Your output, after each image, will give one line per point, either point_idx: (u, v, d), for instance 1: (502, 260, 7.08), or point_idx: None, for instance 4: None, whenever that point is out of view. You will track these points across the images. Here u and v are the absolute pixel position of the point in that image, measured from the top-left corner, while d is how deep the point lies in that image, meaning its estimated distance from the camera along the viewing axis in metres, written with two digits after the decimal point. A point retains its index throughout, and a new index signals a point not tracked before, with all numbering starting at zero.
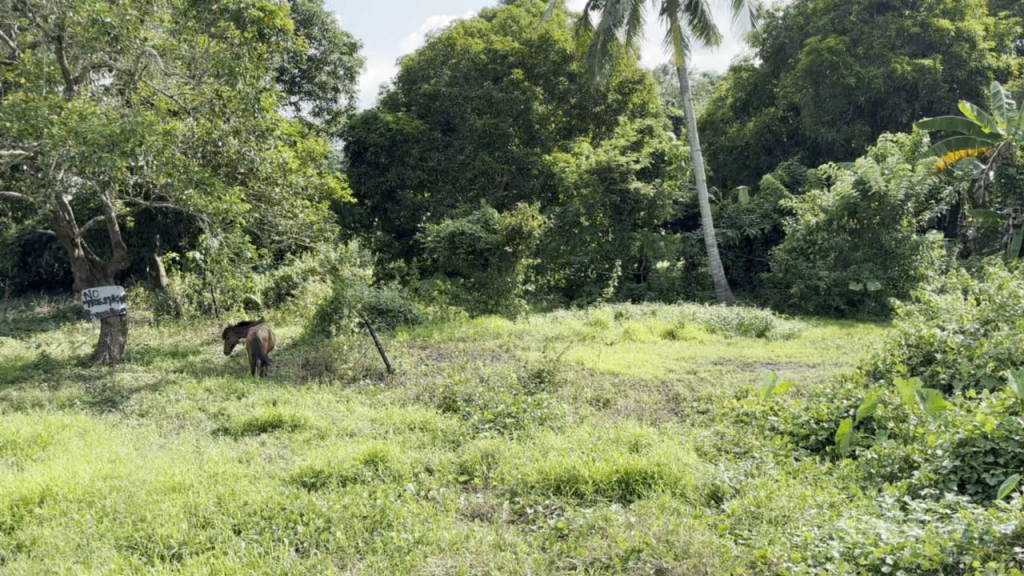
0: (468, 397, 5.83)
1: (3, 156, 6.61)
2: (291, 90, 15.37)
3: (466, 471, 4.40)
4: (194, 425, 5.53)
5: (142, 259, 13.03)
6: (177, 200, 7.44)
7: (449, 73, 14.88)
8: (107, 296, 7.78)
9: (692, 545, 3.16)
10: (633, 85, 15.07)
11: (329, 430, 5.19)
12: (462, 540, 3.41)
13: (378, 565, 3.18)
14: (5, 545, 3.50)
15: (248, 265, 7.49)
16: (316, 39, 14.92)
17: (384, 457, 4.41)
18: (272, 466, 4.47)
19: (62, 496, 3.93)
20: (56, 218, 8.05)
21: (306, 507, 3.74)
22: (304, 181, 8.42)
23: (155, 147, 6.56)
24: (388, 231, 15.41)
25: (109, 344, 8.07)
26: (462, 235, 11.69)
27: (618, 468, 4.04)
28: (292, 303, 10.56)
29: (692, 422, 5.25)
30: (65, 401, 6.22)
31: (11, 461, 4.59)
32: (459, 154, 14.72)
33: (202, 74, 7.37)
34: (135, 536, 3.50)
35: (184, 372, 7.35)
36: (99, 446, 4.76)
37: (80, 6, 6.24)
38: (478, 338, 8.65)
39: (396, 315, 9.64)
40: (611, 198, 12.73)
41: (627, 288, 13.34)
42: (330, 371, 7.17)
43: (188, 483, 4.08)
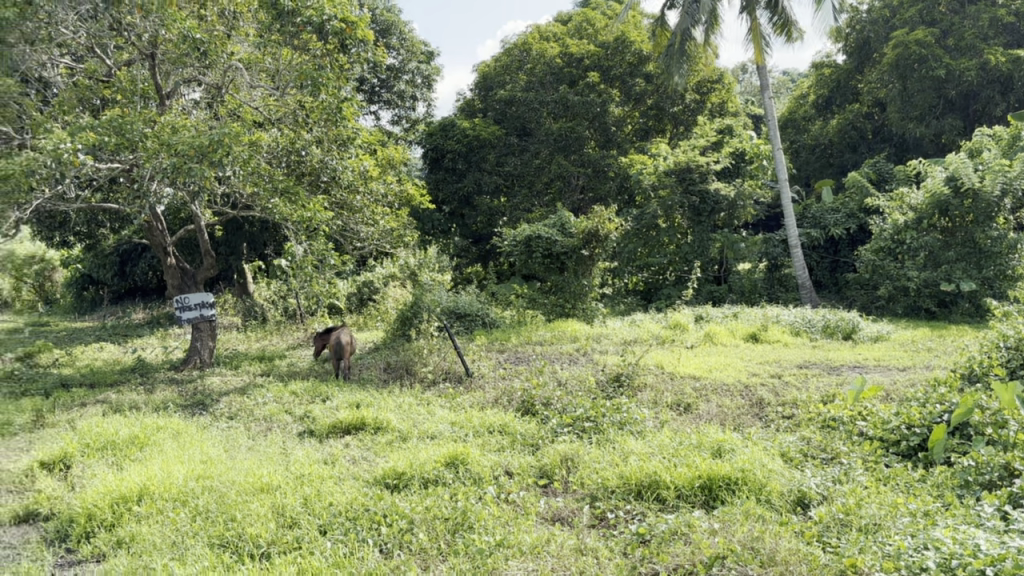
0: (547, 400, 5.83)
1: (101, 169, 6.93)
2: (371, 99, 15.66)
3: (545, 475, 4.42)
4: (281, 427, 5.68)
5: (230, 266, 13.44)
6: (263, 209, 7.68)
7: (524, 78, 14.90)
8: (197, 303, 8.05)
9: (778, 552, 3.09)
10: (711, 84, 14.93)
11: (410, 433, 5.27)
12: (544, 544, 3.41)
13: (461, 567, 3.21)
14: (105, 542, 3.66)
15: (332, 271, 7.63)
16: (394, 48, 15.20)
17: (465, 460, 4.46)
18: (356, 468, 4.56)
19: (157, 495, 4.08)
20: (151, 228, 8.41)
21: (390, 509, 3.80)
22: (384, 189, 8.58)
23: (242, 158, 6.73)
24: (466, 237, 15.61)
25: (200, 348, 8.36)
26: (537, 237, 11.72)
27: (701, 474, 3.98)
28: (373, 309, 10.72)
29: (777, 427, 5.13)
30: (159, 404, 6.46)
31: (110, 460, 4.80)
32: (535, 158, 14.74)
33: (286, 86, 7.61)
34: (227, 535, 3.62)
35: (271, 376, 7.55)
36: (192, 447, 4.94)
37: (172, 24, 6.49)
38: (556, 342, 8.64)
39: (474, 319, 9.72)
40: (690, 199, 12.56)
41: (707, 291, 13.12)
42: (410, 374, 7.27)
43: (276, 484, 4.19)
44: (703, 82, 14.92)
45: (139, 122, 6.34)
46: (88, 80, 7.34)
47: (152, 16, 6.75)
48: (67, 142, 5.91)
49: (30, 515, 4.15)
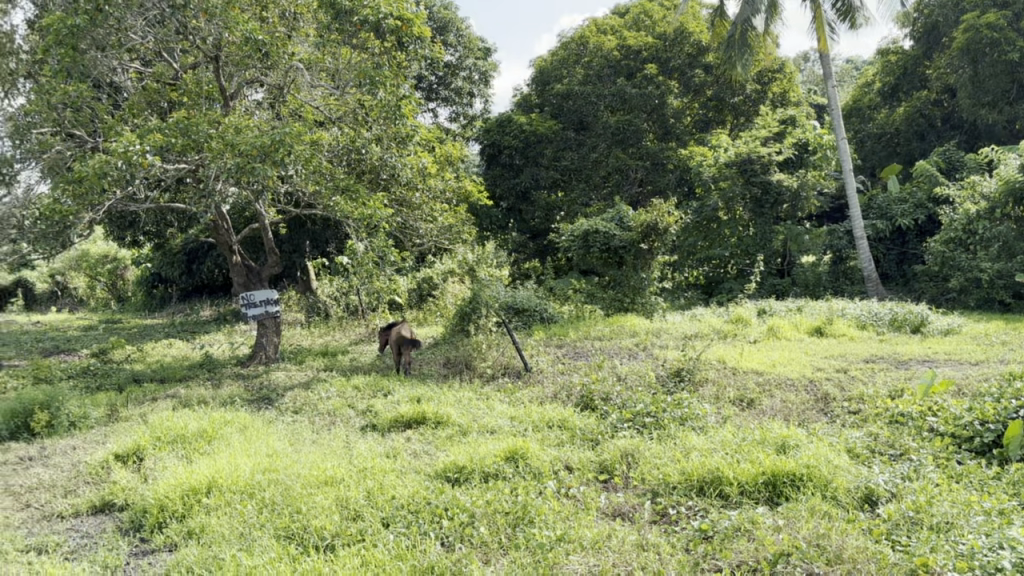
0: (606, 395, 5.80)
1: (169, 170, 7.14)
2: (429, 97, 15.79)
3: (606, 470, 4.40)
4: (344, 421, 5.78)
5: (294, 263, 13.70)
6: (325, 207, 7.81)
7: (582, 72, 14.83)
8: (262, 300, 8.22)
9: (845, 550, 3.03)
10: (773, 74, 14.68)
11: (470, 427, 5.30)
12: (605, 539, 3.40)
13: (522, 561, 3.22)
14: (177, 532, 3.77)
15: (392, 268, 7.71)
16: (452, 45, 15.29)
17: (525, 455, 4.47)
18: (418, 462, 4.61)
19: (225, 488, 4.18)
20: (216, 227, 8.62)
21: (451, 502, 3.84)
22: (442, 185, 8.68)
23: (304, 156, 6.80)
24: (522, 232, 15.56)
25: (265, 344, 8.54)
26: (595, 232, 11.66)
27: (765, 469, 3.92)
28: (433, 304, 10.81)
29: (842, 422, 5.02)
30: (226, 399, 6.61)
31: (181, 453, 4.94)
32: (592, 152, 14.65)
33: (346, 85, 7.73)
34: (292, 527, 3.69)
35: (334, 371, 7.67)
36: (259, 441, 5.04)
37: (234, 27, 6.63)
38: (615, 336, 8.59)
39: (532, 314, 9.77)
40: (751, 190, 12.35)
41: (770, 284, 12.84)
42: (469, 369, 7.32)
43: (340, 477, 4.26)
44: (764, 72, 14.68)
45: (204, 124, 6.50)
46: (156, 84, 7.58)
47: (216, 19, 6.85)
48: (137, 144, 6.10)
49: (106, 505, 4.30)
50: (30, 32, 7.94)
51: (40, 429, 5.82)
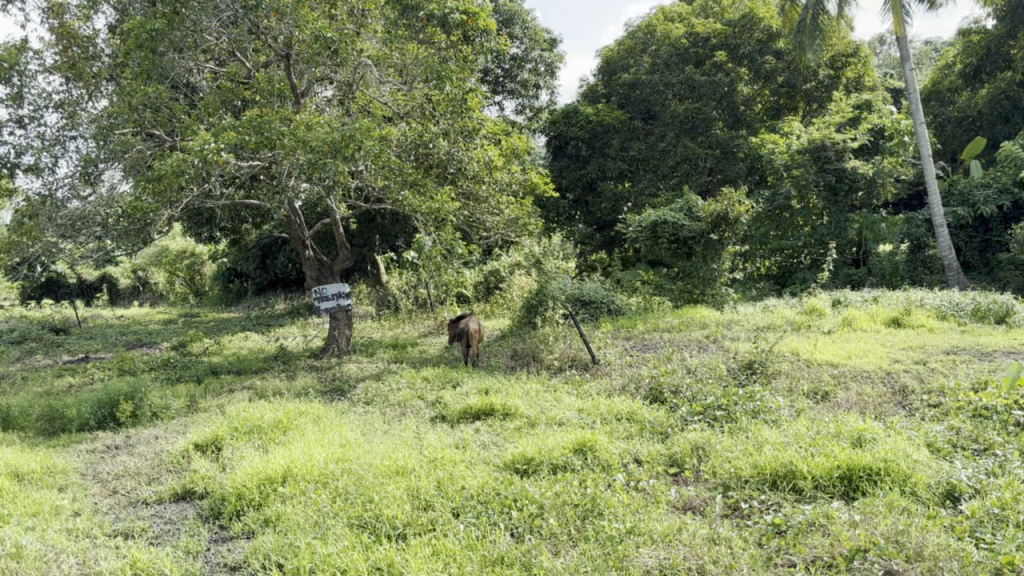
0: (676, 388, 5.74)
1: (244, 168, 7.35)
2: (495, 90, 15.86)
3: (676, 463, 4.35)
4: (415, 412, 5.86)
5: (364, 257, 13.93)
6: (394, 201, 7.96)
7: (649, 61, 14.68)
8: (334, 293, 8.35)
9: (926, 547, 2.95)
10: (847, 58, 14.28)
11: (539, 419, 5.32)
12: (675, 532, 3.38)
13: (591, 553, 3.21)
14: (254, 520, 3.88)
15: (460, 260, 7.77)
16: (517, 38, 15.31)
17: (594, 447, 4.46)
18: (487, 453, 4.64)
19: (300, 477, 4.28)
20: (288, 223, 8.80)
21: (520, 493, 3.85)
22: (509, 178, 8.70)
23: (372, 152, 6.84)
24: (590, 224, 15.60)
25: (338, 336, 8.70)
26: (664, 223, 11.50)
27: (840, 463, 3.84)
28: (500, 297, 10.85)
29: (922, 416, 4.86)
30: (301, 390, 6.77)
31: (257, 443, 5.08)
32: (660, 141, 14.48)
33: (414, 81, 7.76)
34: (365, 516, 3.75)
35: (405, 362, 7.78)
36: (332, 432, 5.15)
37: (304, 25, 6.66)
38: (684, 328, 8.50)
39: (600, 306, 9.73)
40: (825, 177, 11.99)
41: (845, 274, 12.49)
42: (537, 361, 7.34)
43: (410, 468, 4.32)
44: (837, 57, 14.31)
45: (276, 121, 6.62)
46: (230, 83, 7.77)
47: (286, 18, 6.91)
48: (212, 143, 6.28)
49: (187, 493, 4.45)
50: (112, 36, 8.21)
51: (124, 419, 6.04)
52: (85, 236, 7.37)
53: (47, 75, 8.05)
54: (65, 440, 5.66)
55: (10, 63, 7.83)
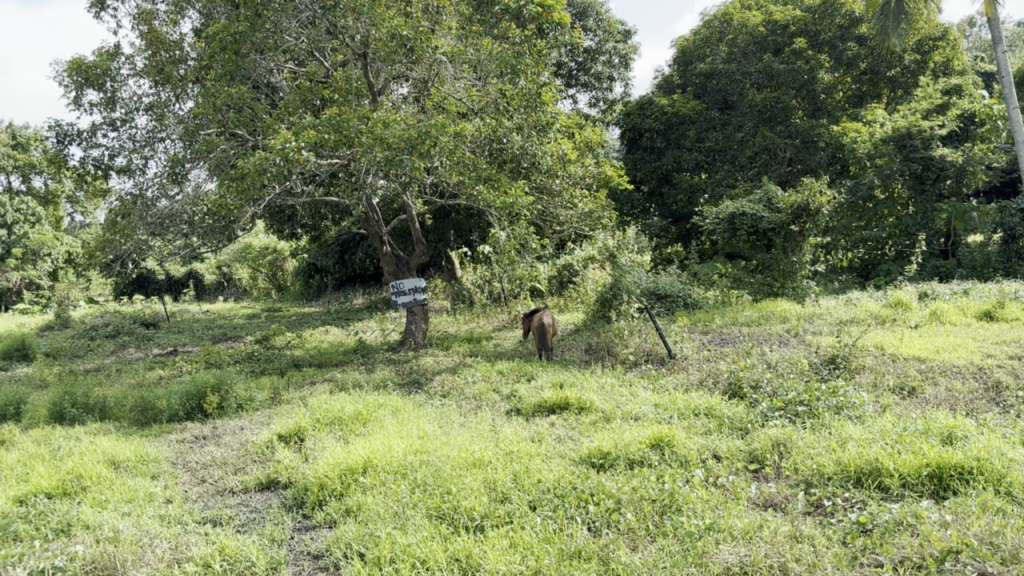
0: (755, 382, 5.64)
1: (324, 166, 7.52)
2: (568, 83, 15.84)
3: (756, 459, 4.29)
4: (490, 405, 5.91)
5: (440, 252, 14.09)
6: (469, 196, 7.98)
7: (726, 50, 14.48)
8: (411, 288, 8.46)
9: (1023, 549, 2.83)
10: (934, 42, 13.74)
11: (614, 413, 5.29)
12: (756, 529, 3.32)
13: (670, 549, 3.19)
14: (336, 509, 3.97)
15: (535, 255, 7.77)
16: (591, 30, 15.25)
17: (671, 442, 4.42)
18: (563, 446, 4.64)
19: (380, 468, 4.36)
20: (367, 219, 8.97)
21: (597, 488, 3.84)
22: (582, 171, 8.77)
23: (448, 148, 6.88)
24: (664, 216, 15.57)
25: (414, 330, 8.82)
26: (743, 215, 11.31)
27: (929, 461, 3.71)
28: (574, 291, 10.82)
29: (1018, 414, 4.65)
30: (380, 382, 6.91)
31: (338, 435, 5.20)
32: (738, 132, 14.21)
33: (488, 76, 7.76)
34: (443, 507, 3.80)
35: (480, 356, 7.84)
36: (410, 424, 5.23)
37: (381, 23, 6.75)
38: (764, 322, 8.35)
39: (675, 299, 9.63)
40: (911, 166, 11.59)
41: (932, 266, 12.03)
42: (612, 356, 7.30)
43: (487, 460, 4.36)
44: (924, 40, 13.78)
45: (354, 119, 6.73)
46: (309, 83, 7.95)
47: (363, 17, 6.99)
48: (293, 141, 6.45)
49: (271, 482, 4.58)
50: (197, 40, 8.45)
51: (211, 411, 6.25)
52: (174, 234, 7.69)
53: (137, 79, 8.37)
54: (157, 430, 5.89)
55: (102, 69, 8.17)
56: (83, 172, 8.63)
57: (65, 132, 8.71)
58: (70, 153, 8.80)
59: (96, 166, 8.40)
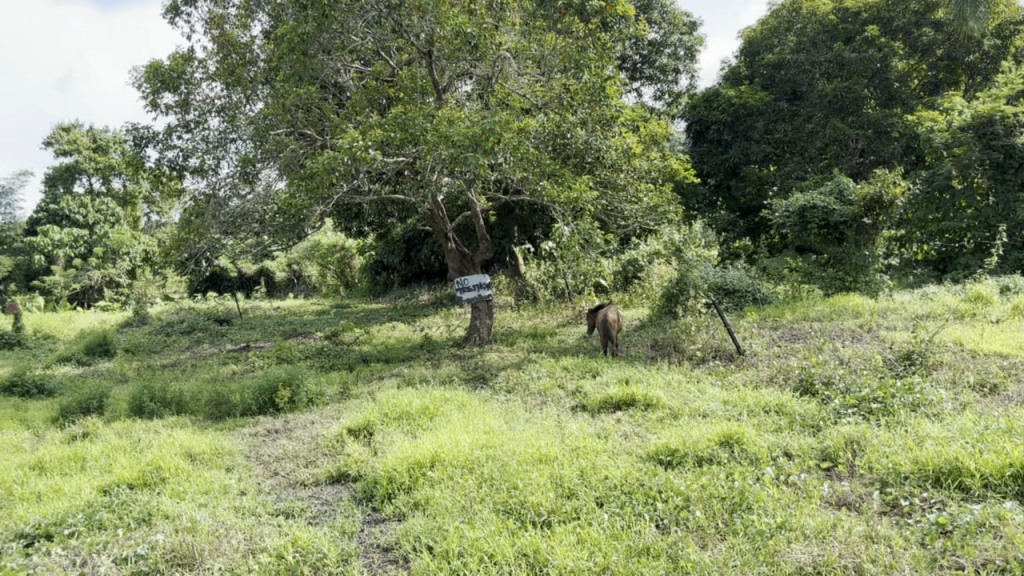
0: (828, 379, 5.50)
1: (390, 164, 7.62)
2: (632, 77, 15.78)
3: (828, 458, 4.19)
4: (555, 400, 5.92)
5: (504, 249, 14.16)
6: (533, 192, 7.98)
7: (795, 39, 14.20)
8: (475, 284, 8.50)
9: None
10: (1016, 26, 13.24)
11: (682, 410, 5.23)
12: (829, 529, 3.25)
13: (741, 547, 3.14)
14: (405, 503, 4.02)
15: (599, 250, 7.73)
16: (656, 23, 15.12)
17: (740, 440, 4.36)
18: (629, 443, 4.61)
19: (447, 462, 4.40)
20: (432, 216, 9.06)
21: (665, 485, 3.81)
22: (647, 165, 8.69)
23: (511, 144, 6.86)
24: (732, 210, 15.34)
25: (479, 326, 8.86)
26: (813, 208, 11.06)
27: (1013, 462, 3.58)
28: (639, 286, 10.73)
29: None
30: (446, 377, 6.98)
31: (406, 429, 5.26)
32: (807, 123, 13.88)
33: (552, 71, 7.84)
34: (510, 502, 3.81)
35: (544, 352, 7.84)
36: (476, 419, 5.27)
37: (446, 22, 6.74)
38: (835, 317, 8.14)
39: (744, 295, 9.48)
40: (992, 154, 11.26)
41: (1014, 259, 11.55)
42: (679, 352, 7.21)
43: (553, 455, 4.36)
44: (1005, 24, 13.29)
45: (420, 117, 6.79)
46: (376, 82, 8.10)
47: (428, 15, 7.02)
48: (360, 140, 6.55)
49: (341, 475, 4.65)
50: (266, 42, 8.63)
51: (283, 405, 6.39)
52: (245, 232, 8.12)
53: (210, 82, 8.58)
54: (231, 424, 6.05)
55: (177, 73, 8.40)
56: (159, 173, 8.90)
57: (142, 134, 8.99)
58: (146, 155, 9.08)
59: (171, 167, 8.64)
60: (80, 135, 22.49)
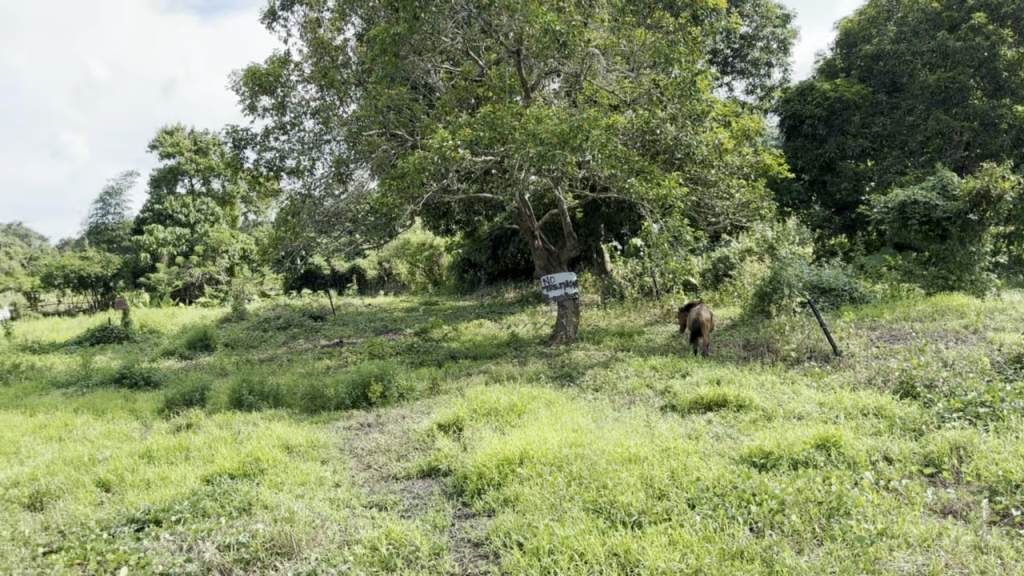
0: (930, 382, 5.29)
1: (478, 163, 7.73)
2: (724, 71, 15.60)
3: (932, 463, 4.03)
4: (644, 400, 5.87)
5: (591, 247, 14.13)
6: (621, 189, 7.93)
7: (895, 29, 13.73)
8: (562, 282, 8.50)
9: None
10: None
11: (775, 412, 5.11)
12: (935, 537, 3.13)
13: (839, 553, 3.05)
14: (495, 499, 4.05)
15: (688, 247, 7.60)
16: (748, 16, 14.79)
17: (838, 443, 4.23)
18: (722, 445, 4.53)
19: (536, 459, 4.41)
20: (519, 215, 9.10)
21: (759, 488, 3.73)
22: (740, 160, 8.55)
23: (599, 141, 6.81)
24: (827, 206, 14.88)
25: (565, 324, 8.85)
26: (915, 203, 10.58)
27: None
28: (729, 285, 10.54)
29: None
30: (533, 374, 7.01)
31: (495, 425, 5.31)
32: (908, 116, 13.47)
33: (642, 67, 7.83)
34: (600, 501, 3.80)
35: (632, 350, 7.79)
36: (564, 416, 5.28)
37: (535, 20, 6.70)
38: (939, 317, 7.83)
39: (840, 294, 9.21)
40: None
41: None
42: (772, 352, 7.05)
43: (644, 455, 4.32)
44: None
45: (508, 116, 6.82)
46: (465, 82, 8.23)
47: (517, 14, 7.01)
48: (450, 140, 6.62)
49: (432, 469, 4.73)
50: (358, 44, 8.78)
51: (375, 399, 6.53)
52: (339, 230, 8.45)
53: (305, 84, 8.82)
54: (326, 417, 6.21)
55: (274, 76, 8.66)
56: (257, 173, 9.20)
57: (240, 137, 9.30)
58: (245, 156, 9.39)
59: (269, 168, 8.92)
60: (183, 138, 23.48)
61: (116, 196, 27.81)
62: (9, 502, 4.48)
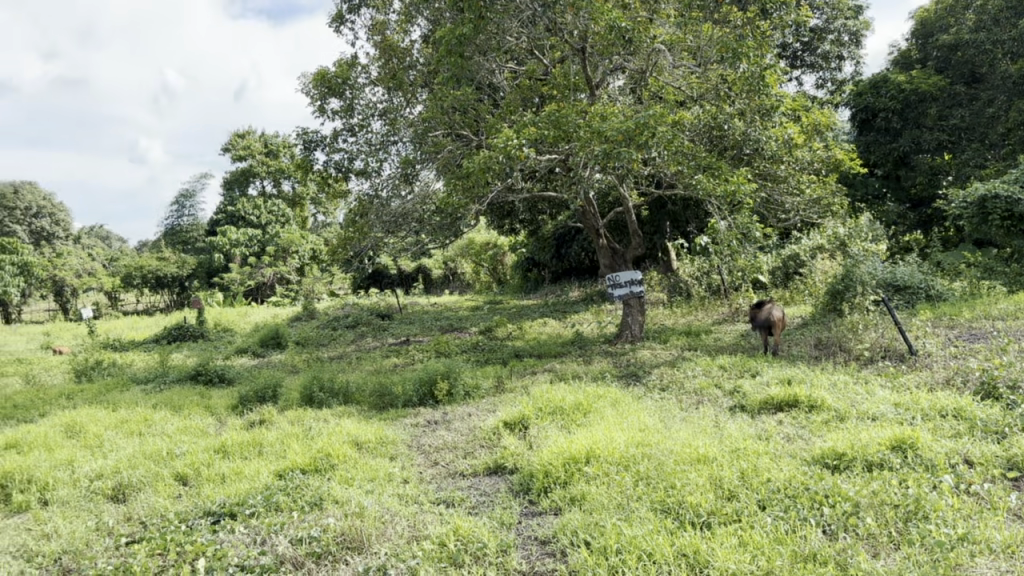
0: (1013, 383, 5.09)
1: (543, 162, 7.72)
2: (793, 65, 15.31)
3: (1016, 467, 3.88)
4: (712, 400, 5.79)
5: (656, 245, 14.00)
6: (687, 186, 7.84)
7: (974, 17, 13.24)
8: (627, 280, 8.45)
9: None
10: None
11: (849, 413, 4.99)
12: (1019, 544, 3.02)
13: (917, 558, 2.96)
14: (562, 497, 4.05)
15: (757, 244, 7.48)
16: (818, 8, 14.47)
17: (915, 445, 4.11)
18: (793, 445, 4.45)
19: (603, 458, 4.39)
20: (584, 213, 9.06)
21: (833, 490, 3.65)
22: (811, 155, 8.37)
23: (666, 139, 6.66)
24: (901, 202, 14.46)
25: (631, 323, 8.78)
26: (995, 197, 10.18)
27: None
28: (800, 283, 10.32)
29: None
30: (599, 374, 6.98)
31: (560, 424, 5.30)
32: (988, 107, 12.96)
33: (709, 62, 7.61)
34: (668, 501, 3.76)
35: (700, 350, 7.69)
36: (630, 416, 5.24)
37: (600, 16, 6.63)
38: (1021, 316, 7.53)
39: (916, 291, 8.94)
40: None
41: None
42: (845, 352, 6.88)
43: (713, 456, 4.26)
44: None
45: (573, 114, 6.81)
46: (529, 81, 8.24)
47: (582, 12, 6.99)
48: (514, 139, 6.63)
49: (498, 467, 4.75)
50: (424, 45, 8.89)
51: (441, 397, 6.58)
52: (406, 230, 8.48)
53: (373, 86, 8.96)
54: (394, 414, 6.28)
55: (342, 78, 8.81)
56: (325, 174, 9.37)
57: (310, 139, 9.49)
58: (315, 158, 9.58)
59: (338, 169, 9.08)
60: (253, 141, 24.03)
61: (191, 199, 28.58)
62: (94, 494, 4.66)
